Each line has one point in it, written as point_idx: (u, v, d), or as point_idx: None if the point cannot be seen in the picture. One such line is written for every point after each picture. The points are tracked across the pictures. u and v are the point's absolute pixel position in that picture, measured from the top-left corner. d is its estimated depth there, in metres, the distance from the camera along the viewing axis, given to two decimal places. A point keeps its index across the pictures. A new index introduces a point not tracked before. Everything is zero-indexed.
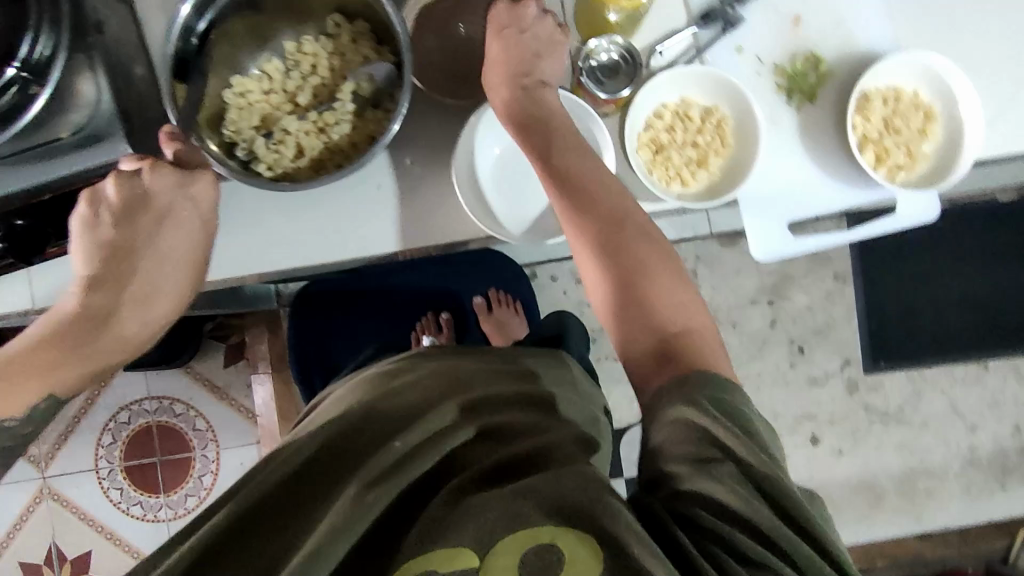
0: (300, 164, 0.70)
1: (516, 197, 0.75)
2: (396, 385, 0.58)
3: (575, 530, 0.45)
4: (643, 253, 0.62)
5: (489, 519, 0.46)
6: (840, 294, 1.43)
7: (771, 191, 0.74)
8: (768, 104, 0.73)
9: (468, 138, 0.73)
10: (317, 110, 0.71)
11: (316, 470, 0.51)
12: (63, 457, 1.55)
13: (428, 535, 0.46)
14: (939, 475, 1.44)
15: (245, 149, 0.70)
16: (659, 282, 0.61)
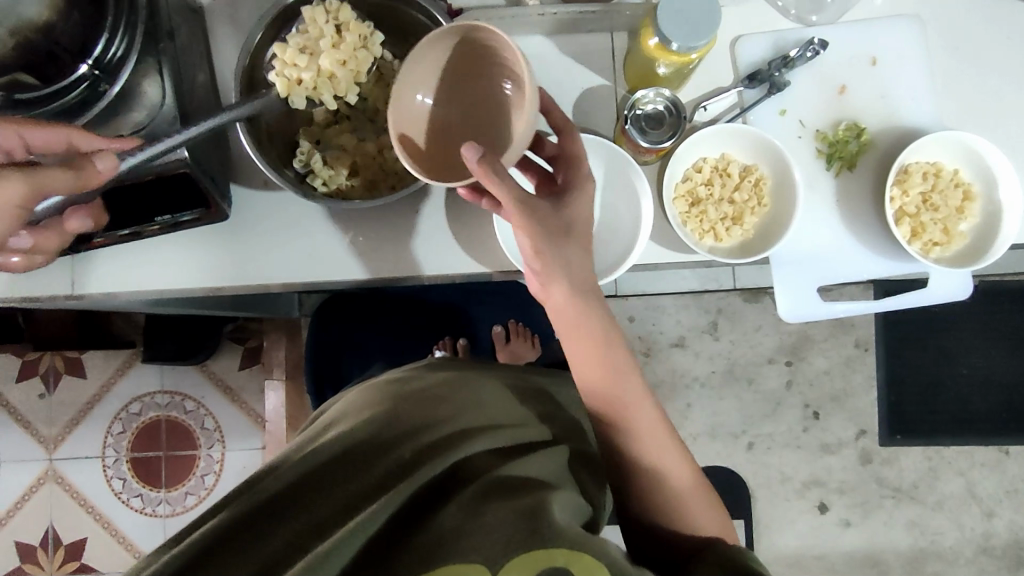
0: (354, 183, 0.71)
1: None
2: (405, 395, 0.62)
3: (587, 555, 0.44)
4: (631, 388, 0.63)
5: (501, 535, 0.45)
6: (861, 361, 1.41)
7: (803, 255, 0.74)
8: (807, 168, 0.74)
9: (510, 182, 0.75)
10: (376, 131, 0.72)
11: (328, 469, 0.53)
12: (71, 441, 1.57)
13: (438, 550, 0.46)
14: (950, 558, 1.40)
15: (302, 162, 0.70)
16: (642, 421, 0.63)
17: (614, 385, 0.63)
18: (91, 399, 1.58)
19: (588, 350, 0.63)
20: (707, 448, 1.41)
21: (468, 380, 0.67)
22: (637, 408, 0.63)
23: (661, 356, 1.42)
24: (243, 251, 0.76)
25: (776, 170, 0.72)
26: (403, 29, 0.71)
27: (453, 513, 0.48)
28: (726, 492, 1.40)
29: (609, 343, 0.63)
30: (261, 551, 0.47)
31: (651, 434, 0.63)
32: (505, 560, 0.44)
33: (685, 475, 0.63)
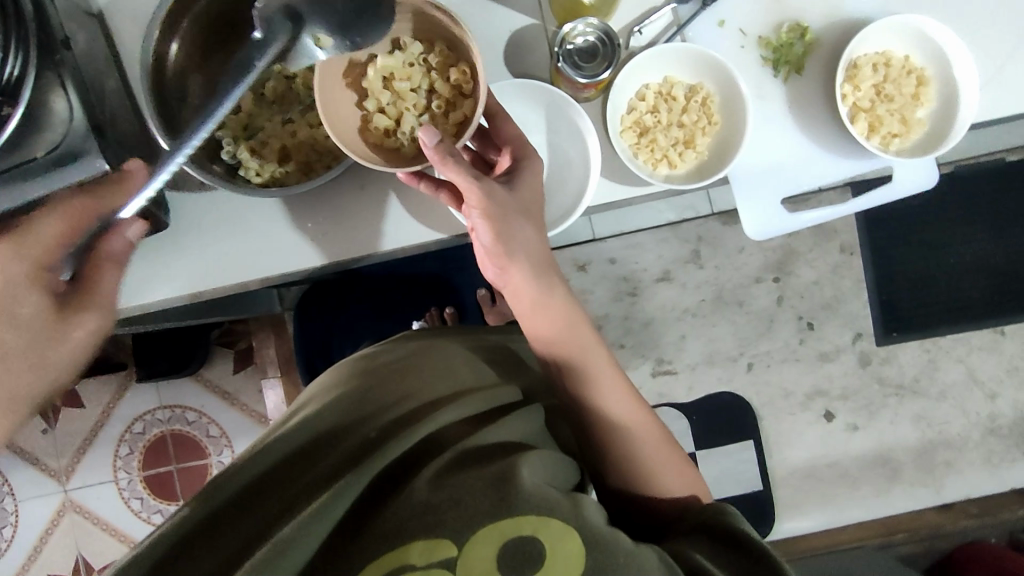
0: (287, 168, 0.67)
1: None
2: (371, 377, 0.64)
3: (553, 522, 0.47)
4: (583, 343, 0.66)
5: (472, 502, 0.47)
6: (848, 267, 1.41)
7: (763, 168, 0.71)
8: (753, 78, 0.70)
9: None
10: (302, 110, 0.68)
11: (297, 453, 0.54)
12: (83, 469, 1.57)
13: (412, 523, 0.46)
14: (959, 445, 1.41)
15: (230, 152, 0.67)
16: (599, 376, 0.66)
17: (584, 361, 0.66)
18: (95, 425, 1.58)
19: (551, 325, 0.66)
20: (706, 376, 1.42)
21: (436, 350, 0.70)
22: (606, 381, 0.66)
23: (647, 293, 1.42)
24: (191, 258, 0.73)
25: (720, 85, 0.69)
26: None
27: (424, 489, 0.49)
28: (731, 416, 1.42)
29: (559, 299, 0.66)
30: (235, 538, 0.47)
31: (614, 390, 0.66)
32: (471, 533, 0.46)
33: (651, 426, 0.66)
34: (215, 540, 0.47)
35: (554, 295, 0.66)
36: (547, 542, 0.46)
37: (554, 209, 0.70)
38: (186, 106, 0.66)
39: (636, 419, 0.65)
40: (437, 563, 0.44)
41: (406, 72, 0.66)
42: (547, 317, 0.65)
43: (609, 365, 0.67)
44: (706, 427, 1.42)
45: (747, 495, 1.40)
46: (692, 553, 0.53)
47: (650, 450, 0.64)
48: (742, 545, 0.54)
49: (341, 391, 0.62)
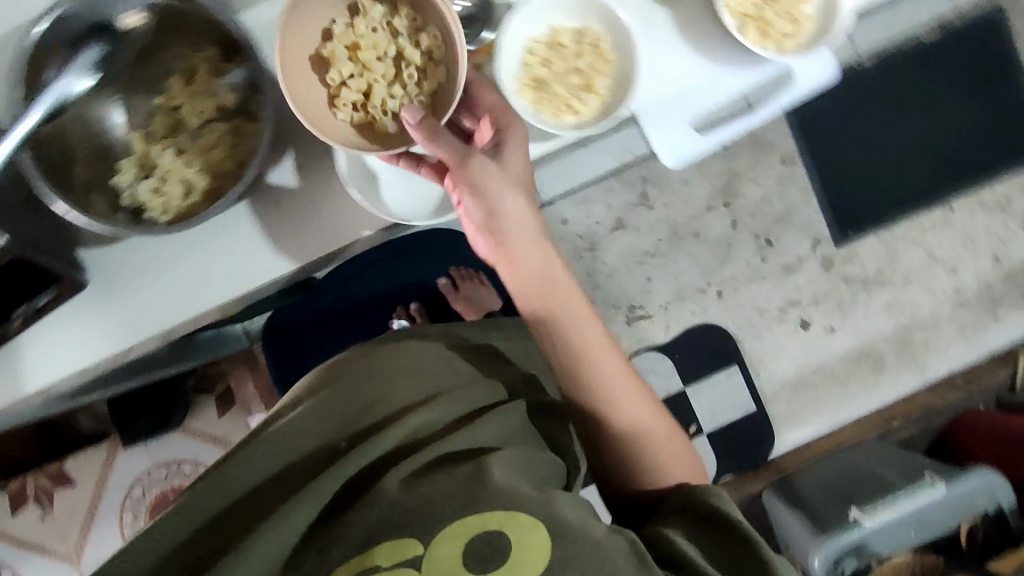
0: (192, 199, 0.66)
1: (418, 183, 0.73)
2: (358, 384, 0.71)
3: (520, 517, 0.54)
4: (577, 314, 0.70)
5: (439, 501, 0.55)
6: (792, 176, 1.42)
7: (667, 93, 0.70)
8: (637, 8, 0.68)
9: None
10: (192, 138, 0.68)
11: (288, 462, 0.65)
12: (92, 545, 1.55)
13: (380, 526, 0.55)
14: (932, 324, 1.44)
15: (129, 198, 0.66)
16: (595, 345, 0.70)
17: (580, 332, 0.70)
18: (93, 499, 1.56)
19: (547, 297, 0.69)
20: (680, 313, 1.44)
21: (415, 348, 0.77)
22: (603, 349, 0.70)
23: (605, 246, 1.43)
24: (125, 307, 0.72)
25: (604, 19, 0.69)
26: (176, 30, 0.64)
27: (394, 490, 0.57)
28: (712, 346, 1.44)
29: (554, 272, 0.70)
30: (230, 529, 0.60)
31: (610, 359, 0.70)
32: (435, 531, 0.54)
33: (643, 392, 0.71)
34: (213, 534, 0.60)
35: (547, 267, 0.69)
36: (512, 534, 0.53)
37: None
38: (77, 167, 0.65)
39: (630, 401, 0.70)
40: (402, 560, 0.53)
41: (369, 41, 0.67)
42: (541, 290, 0.69)
43: (603, 335, 0.71)
44: (691, 362, 1.43)
45: (744, 418, 1.43)
46: (672, 538, 0.59)
47: (642, 415, 0.70)
48: (715, 524, 0.61)
49: (326, 395, 0.70)
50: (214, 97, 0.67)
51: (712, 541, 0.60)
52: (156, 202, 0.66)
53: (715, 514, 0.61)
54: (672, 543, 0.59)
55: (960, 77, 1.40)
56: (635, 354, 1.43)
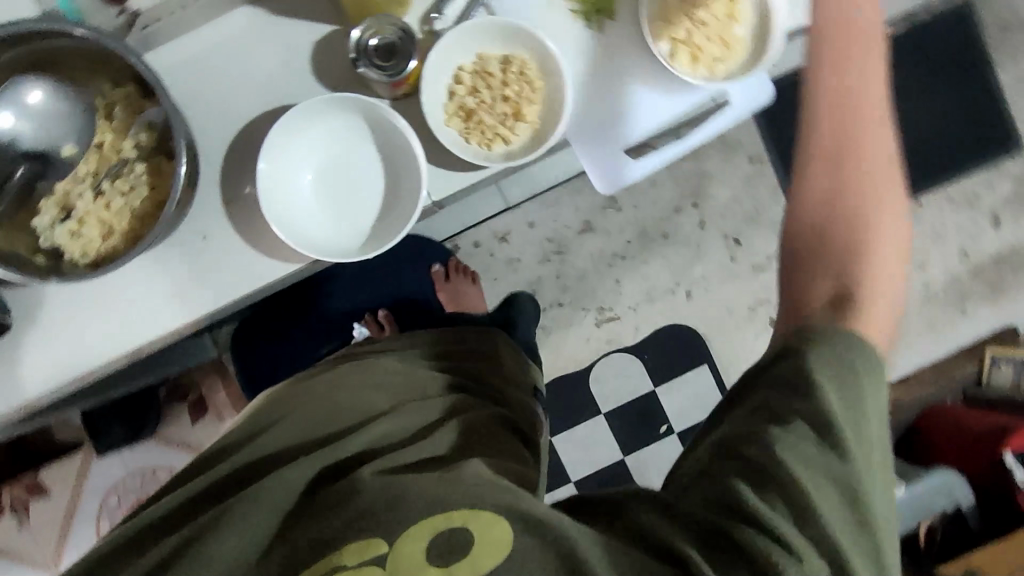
0: (113, 241, 0.73)
1: (345, 212, 0.75)
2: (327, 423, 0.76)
3: (484, 514, 0.52)
4: (869, 150, 0.65)
5: (409, 500, 0.54)
6: (760, 175, 1.42)
7: (596, 122, 0.74)
8: (570, 34, 0.71)
9: (275, 168, 0.72)
10: (108, 179, 0.74)
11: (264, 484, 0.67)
12: (68, 555, 1.54)
13: (346, 525, 0.54)
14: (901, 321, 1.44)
15: (47, 241, 0.73)
16: (869, 184, 0.64)
17: (853, 163, 0.64)
18: (67, 510, 1.55)
19: (852, 111, 0.65)
20: (649, 313, 1.44)
21: (376, 382, 0.83)
22: (884, 202, 0.63)
23: (574, 248, 1.42)
24: (75, 335, 0.75)
25: (531, 47, 0.71)
26: (99, 64, 0.71)
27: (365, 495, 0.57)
28: (682, 346, 1.44)
29: (859, 103, 0.66)
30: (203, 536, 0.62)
31: (887, 215, 0.63)
32: (399, 532, 0.52)
33: (894, 273, 0.62)
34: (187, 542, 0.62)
35: (852, 95, 0.66)
36: (479, 529, 0.51)
37: (396, 220, 0.73)
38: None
39: (886, 263, 0.62)
40: (365, 560, 0.51)
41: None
42: (846, 103, 0.66)
43: (888, 186, 0.64)
44: (660, 363, 1.44)
45: None
46: (818, 385, 0.54)
47: (879, 286, 0.61)
48: (835, 449, 0.53)
49: (301, 415, 0.78)
50: (133, 137, 0.74)
51: (846, 402, 0.54)
52: (80, 247, 0.73)
53: (853, 380, 0.55)
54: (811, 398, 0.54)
55: (928, 72, 1.38)
56: (604, 355, 1.44)
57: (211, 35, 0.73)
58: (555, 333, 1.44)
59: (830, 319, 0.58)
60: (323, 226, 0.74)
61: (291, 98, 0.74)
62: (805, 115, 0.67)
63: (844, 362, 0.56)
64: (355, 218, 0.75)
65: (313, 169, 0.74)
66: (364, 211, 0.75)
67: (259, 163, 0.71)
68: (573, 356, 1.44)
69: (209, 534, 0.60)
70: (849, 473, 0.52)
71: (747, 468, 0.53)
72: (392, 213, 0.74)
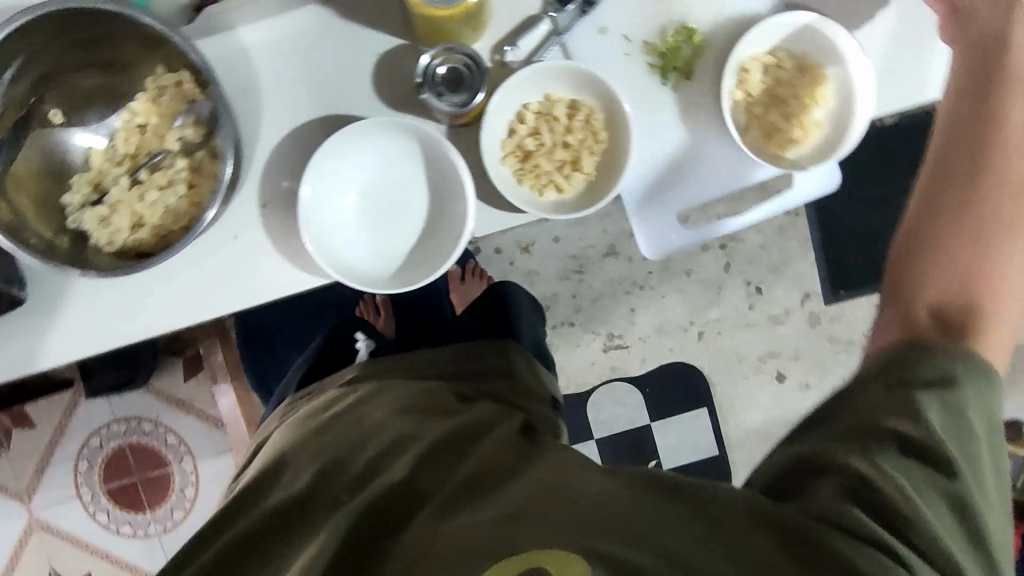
0: (141, 235, 0.73)
1: (381, 236, 0.75)
2: (357, 436, 0.70)
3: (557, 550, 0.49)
4: (997, 200, 0.70)
5: (475, 538, 0.51)
6: (794, 227, 1.40)
7: (655, 183, 0.75)
8: (642, 87, 0.73)
9: (321, 184, 0.72)
10: (147, 171, 0.74)
11: (298, 515, 0.62)
12: (45, 488, 1.56)
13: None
14: None
15: (75, 222, 0.74)
16: (1000, 231, 0.69)
17: (987, 207, 0.70)
18: (50, 444, 1.56)
19: (981, 168, 0.71)
20: (658, 347, 1.42)
21: (402, 396, 0.78)
22: (1009, 254, 0.68)
23: (595, 269, 1.40)
24: (83, 312, 0.74)
25: (601, 101, 0.73)
26: (152, 48, 0.71)
27: (423, 536, 0.54)
28: (685, 385, 1.42)
29: (998, 154, 0.71)
30: None
31: (1014, 265, 0.68)
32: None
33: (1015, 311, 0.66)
34: None
35: (993, 141, 0.72)
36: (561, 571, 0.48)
37: (432, 253, 0.74)
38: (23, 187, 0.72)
39: (1013, 308, 0.67)
40: None
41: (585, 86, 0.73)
42: (972, 165, 0.72)
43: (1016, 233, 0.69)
44: (661, 399, 1.42)
45: (705, 460, 1.43)
46: (923, 412, 0.58)
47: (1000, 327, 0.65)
48: (944, 472, 0.57)
49: (350, 428, 0.72)
50: (177, 130, 0.74)
51: (951, 423, 0.58)
52: (105, 233, 0.73)
53: (955, 399, 0.59)
54: (914, 424, 0.58)
55: None
56: (606, 381, 1.42)
57: (273, 27, 0.71)
58: (561, 352, 1.42)
59: (939, 341, 0.64)
60: (360, 249, 0.74)
61: (345, 100, 0.72)
62: (927, 174, 0.74)
63: (947, 382, 0.60)
64: (392, 241, 0.75)
65: (355, 188, 0.74)
66: (397, 237, 0.75)
67: (309, 174, 0.70)
68: (576, 377, 1.43)
69: None
70: (958, 505, 0.56)
71: (866, 517, 0.54)
72: (431, 244, 0.75)
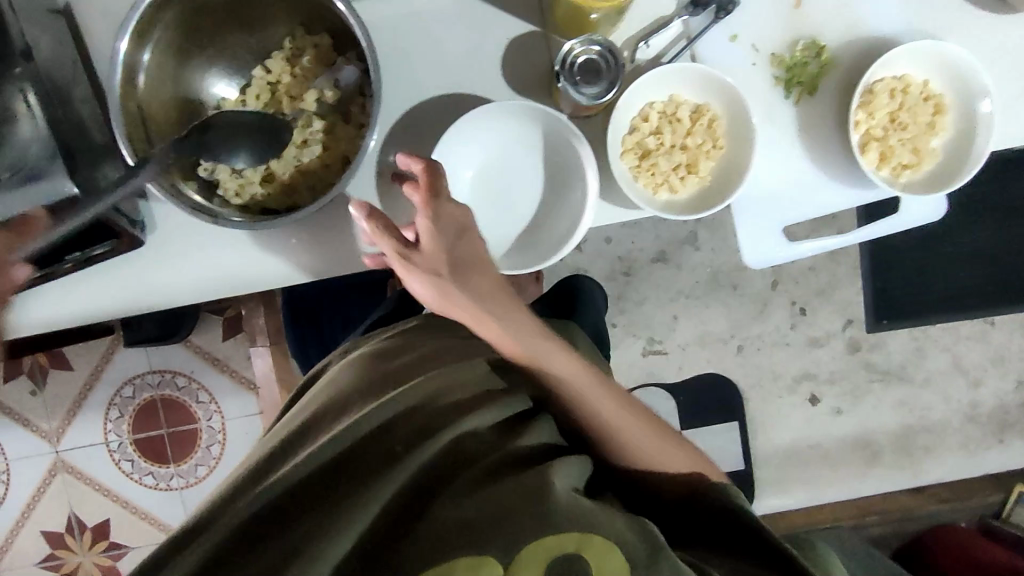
0: (269, 191, 0.75)
1: (499, 216, 0.74)
2: (399, 377, 0.71)
3: (593, 540, 0.57)
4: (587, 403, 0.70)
5: (520, 519, 0.56)
6: (845, 253, 1.40)
7: (766, 193, 0.78)
8: (766, 97, 0.76)
9: (444, 162, 0.70)
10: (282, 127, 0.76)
11: (344, 460, 0.62)
12: (73, 430, 1.57)
13: (473, 539, 0.55)
14: (938, 431, 1.43)
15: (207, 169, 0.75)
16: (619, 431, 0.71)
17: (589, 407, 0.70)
18: (83, 388, 1.58)
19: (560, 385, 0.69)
20: (696, 357, 1.43)
21: (434, 337, 0.79)
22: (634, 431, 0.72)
23: (643, 273, 1.41)
24: (185, 258, 0.77)
25: (727, 105, 0.73)
26: (305, 9, 0.73)
27: (469, 503, 0.58)
28: (718, 397, 1.43)
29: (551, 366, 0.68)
30: (293, 527, 0.56)
31: (648, 441, 0.73)
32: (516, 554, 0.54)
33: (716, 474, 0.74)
34: (274, 530, 0.56)
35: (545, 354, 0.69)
36: (592, 561, 0.56)
37: (548, 237, 0.74)
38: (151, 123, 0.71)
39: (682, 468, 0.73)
40: None
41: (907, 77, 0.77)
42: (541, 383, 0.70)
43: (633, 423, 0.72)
44: (693, 408, 1.43)
45: (728, 474, 1.43)
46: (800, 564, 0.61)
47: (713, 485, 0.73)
48: None
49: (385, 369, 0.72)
50: (316, 89, 0.76)
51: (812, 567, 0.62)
52: (228, 184, 0.74)
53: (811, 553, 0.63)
54: None
55: None
56: (641, 385, 1.43)
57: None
58: None
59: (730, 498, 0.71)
60: (475, 229, 0.73)
61: (456, 76, 0.72)
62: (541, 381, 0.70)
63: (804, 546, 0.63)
64: (508, 222, 0.75)
65: (473, 166, 0.73)
66: (506, 220, 0.75)
67: (435, 148, 0.70)
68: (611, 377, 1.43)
69: (316, 534, 0.55)
70: None
71: None
72: (547, 229, 0.74)
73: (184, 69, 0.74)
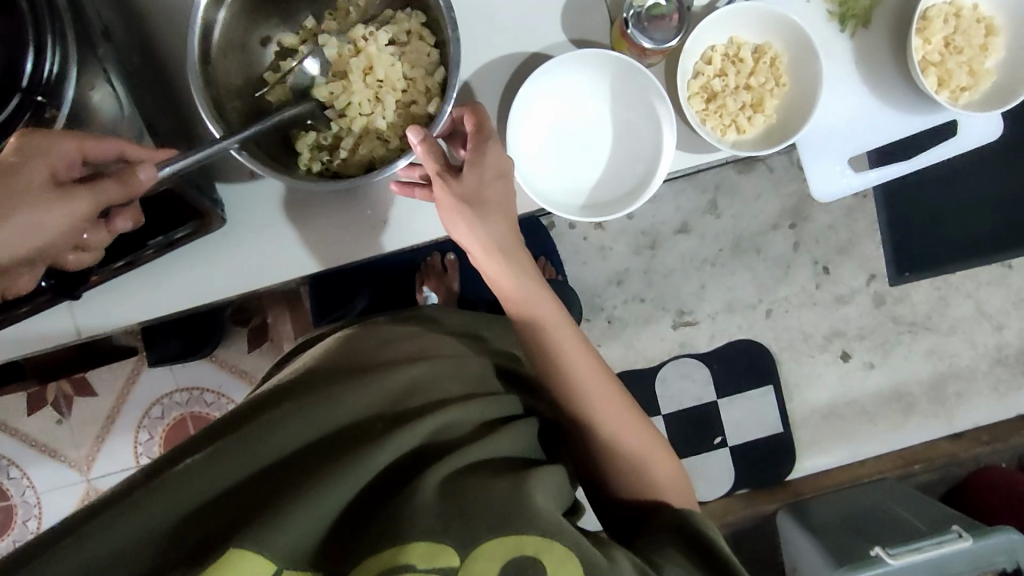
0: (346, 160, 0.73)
1: (571, 161, 0.79)
2: (382, 355, 0.65)
3: (556, 545, 0.50)
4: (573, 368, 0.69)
5: (495, 513, 0.50)
6: (862, 209, 1.43)
7: (833, 126, 0.81)
8: (823, 32, 0.78)
9: (521, 110, 0.75)
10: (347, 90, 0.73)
11: (314, 442, 0.55)
12: (104, 456, 1.55)
13: (437, 527, 0.49)
14: (968, 376, 1.46)
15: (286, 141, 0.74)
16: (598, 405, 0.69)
17: (576, 376, 0.68)
18: (110, 413, 1.55)
19: (551, 354, 0.68)
20: (727, 324, 1.44)
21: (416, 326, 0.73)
22: (610, 409, 0.69)
23: (667, 246, 1.42)
24: (255, 244, 0.77)
25: (787, 44, 0.78)
26: None
27: (439, 487, 0.52)
28: (752, 361, 1.44)
29: (549, 326, 0.69)
30: (251, 502, 0.50)
31: (622, 424, 0.70)
32: (473, 544, 0.48)
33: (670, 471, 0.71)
34: (232, 504, 0.51)
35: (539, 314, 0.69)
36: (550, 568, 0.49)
37: (617, 186, 0.80)
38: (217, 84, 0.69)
39: (648, 450, 0.70)
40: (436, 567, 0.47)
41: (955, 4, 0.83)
42: (543, 349, 0.69)
43: (615, 401, 0.70)
44: (729, 375, 1.44)
45: (769, 438, 1.44)
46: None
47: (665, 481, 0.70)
48: None
49: (369, 348, 0.66)
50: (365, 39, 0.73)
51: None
52: (316, 158, 0.73)
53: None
54: None
55: None
56: (675, 357, 1.44)
57: None
58: (631, 328, 1.43)
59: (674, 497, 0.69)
60: (553, 180, 0.79)
61: (510, 37, 0.74)
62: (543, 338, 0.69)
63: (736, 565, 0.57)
64: (577, 171, 0.79)
65: (549, 123, 0.78)
66: (584, 172, 0.79)
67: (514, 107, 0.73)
68: (644, 353, 1.44)
69: (271, 509, 0.49)
70: None
71: None
72: (614, 176, 0.79)
73: (248, 36, 0.72)
